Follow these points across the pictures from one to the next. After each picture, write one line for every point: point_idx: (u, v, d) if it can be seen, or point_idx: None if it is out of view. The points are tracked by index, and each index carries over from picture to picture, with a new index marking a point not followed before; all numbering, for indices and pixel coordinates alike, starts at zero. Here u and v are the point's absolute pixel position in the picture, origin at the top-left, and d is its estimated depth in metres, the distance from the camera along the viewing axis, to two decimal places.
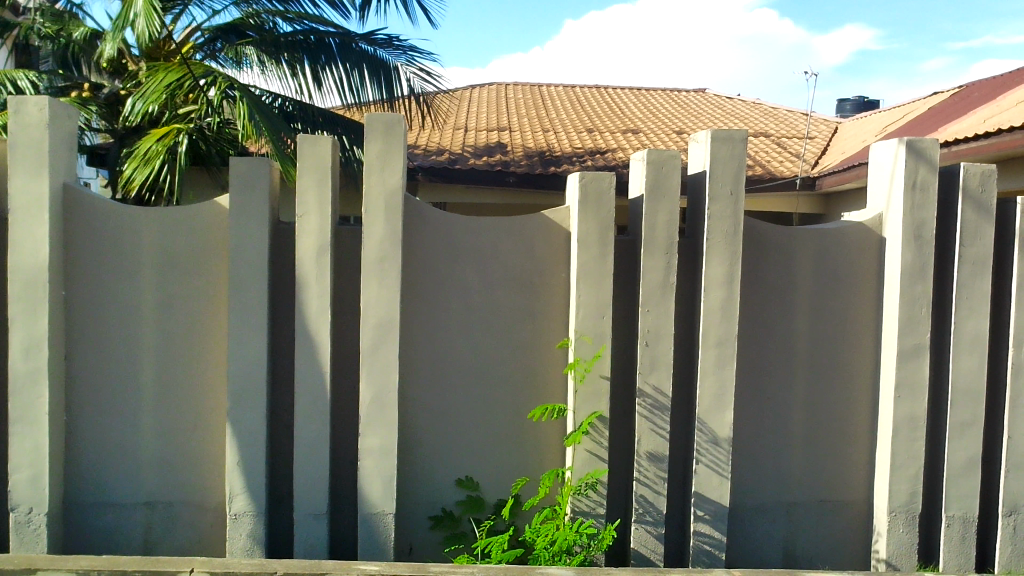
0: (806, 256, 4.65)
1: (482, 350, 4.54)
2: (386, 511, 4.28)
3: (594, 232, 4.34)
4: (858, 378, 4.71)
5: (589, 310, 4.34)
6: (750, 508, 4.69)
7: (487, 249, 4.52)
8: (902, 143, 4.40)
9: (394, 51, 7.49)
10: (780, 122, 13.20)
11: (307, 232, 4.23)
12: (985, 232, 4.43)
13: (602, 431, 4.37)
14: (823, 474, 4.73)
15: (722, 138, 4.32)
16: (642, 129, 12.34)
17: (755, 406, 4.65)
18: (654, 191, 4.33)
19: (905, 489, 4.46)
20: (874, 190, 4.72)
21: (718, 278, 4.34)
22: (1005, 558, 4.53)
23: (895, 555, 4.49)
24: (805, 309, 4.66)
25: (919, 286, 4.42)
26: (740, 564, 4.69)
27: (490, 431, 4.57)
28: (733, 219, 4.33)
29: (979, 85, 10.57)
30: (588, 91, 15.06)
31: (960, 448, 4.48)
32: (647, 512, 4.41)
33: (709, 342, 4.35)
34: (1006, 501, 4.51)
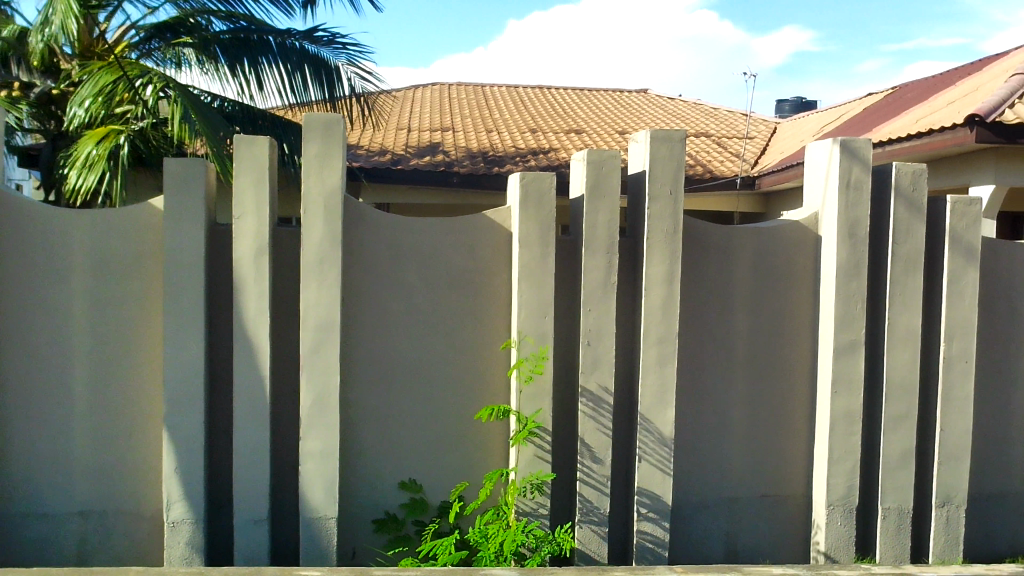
0: (744, 254, 4.70)
1: (425, 351, 4.52)
2: (328, 515, 4.23)
3: (535, 232, 4.35)
4: (795, 373, 4.79)
5: (531, 309, 4.34)
6: (692, 505, 4.73)
7: (428, 249, 4.50)
8: (836, 143, 4.47)
9: (334, 51, 7.46)
10: (720, 122, 13.39)
11: (244, 233, 4.16)
12: (917, 229, 4.53)
13: (541, 431, 4.37)
14: (762, 469, 4.80)
15: (661, 139, 4.36)
16: (585, 129, 12.41)
17: (696, 403, 4.70)
18: (594, 192, 4.35)
19: (842, 483, 4.54)
20: (810, 188, 4.79)
21: (658, 277, 4.37)
22: (938, 548, 4.64)
23: (833, 547, 4.57)
24: (744, 306, 4.72)
25: (854, 283, 4.50)
26: (682, 560, 4.73)
27: (433, 433, 4.55)
28: (672, 219, 4.37)
29: (913, 86, 10.83)
30: (531, 91, 15.10)
31: (894, 441, 4.57)
32: (591, 513, 4.42)
33: (650, 340, 4.38)
34: (939, 492, 4.62)
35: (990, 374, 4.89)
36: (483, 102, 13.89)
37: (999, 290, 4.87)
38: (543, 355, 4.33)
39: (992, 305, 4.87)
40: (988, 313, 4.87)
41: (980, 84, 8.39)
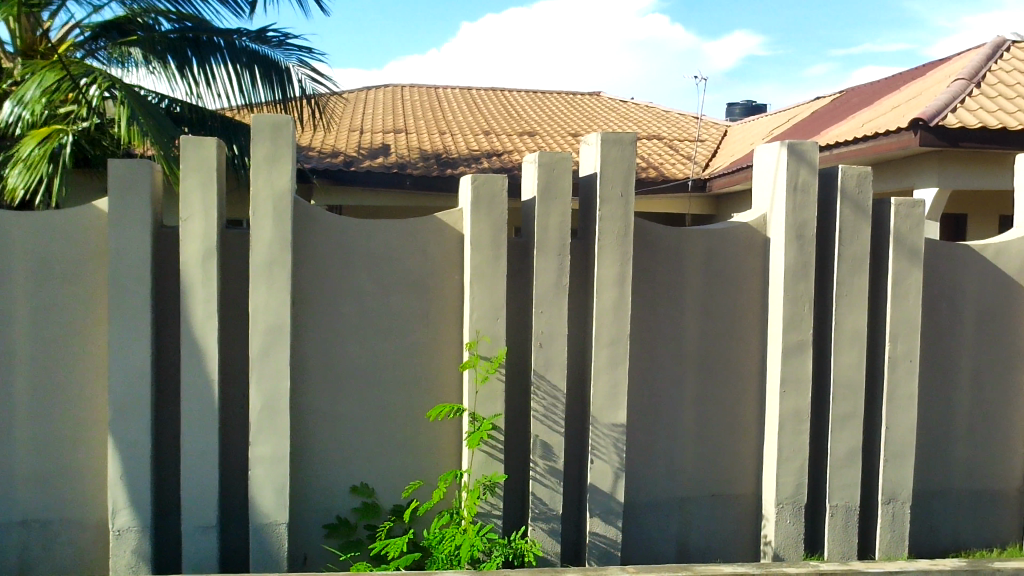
0: (695, 255, 4.74)
1: (377, 355, 4.49)
2: (279, 520, 4.18)
3: (487, 234, 4.34)
4: (745, 373, 4.84)
5: (483, 311, 4.33)
6: (644, 505, 4.76)
7: (379, 252, 4.47)
8: (784, 146, 4.54)
9: (285, 52, 7.39)
10: (671, 125, 13.51)
11: (191, 236, 4.10)
12: (862, 230, 4.61)
13: (495, 432, 4.36)
14: (713, 468, 4.84)
15: (612, 141, 4.38)
16: (538, 131, 12.44)
17: (647, 404, 4.73)
18: (546, 194, 4.36)
19: (791, 481, 4.60)
20: (758, 191, 4.85)
21: (610, 279, 4.39)
22: (884, 544, 4.71)
23: (783, 546, 4.62)
24: (694, 307, 4.76)
25: (802, 284, 4.57)
26: (634, 560, 4.75)
27: (386, 436, 4.52)
28: (623, 221, 4.39)
29: (859, 90, 11.03)
30: (484, 93, 15.09)
31: (841, 439, 4.64)
32: (544, 513, 4.42)
33: (602, 341, 4.39)
34: (885, 489, 4.70)
35: (933, 373, 4.99)
36: (436, 104, 13.85)
37: (942, 290, 4.98)
38: (499, 359, 4.29)
39: (936, 305, 4.97)
40: (931, 312, 4.97)
41: (923, 89, 8.58)
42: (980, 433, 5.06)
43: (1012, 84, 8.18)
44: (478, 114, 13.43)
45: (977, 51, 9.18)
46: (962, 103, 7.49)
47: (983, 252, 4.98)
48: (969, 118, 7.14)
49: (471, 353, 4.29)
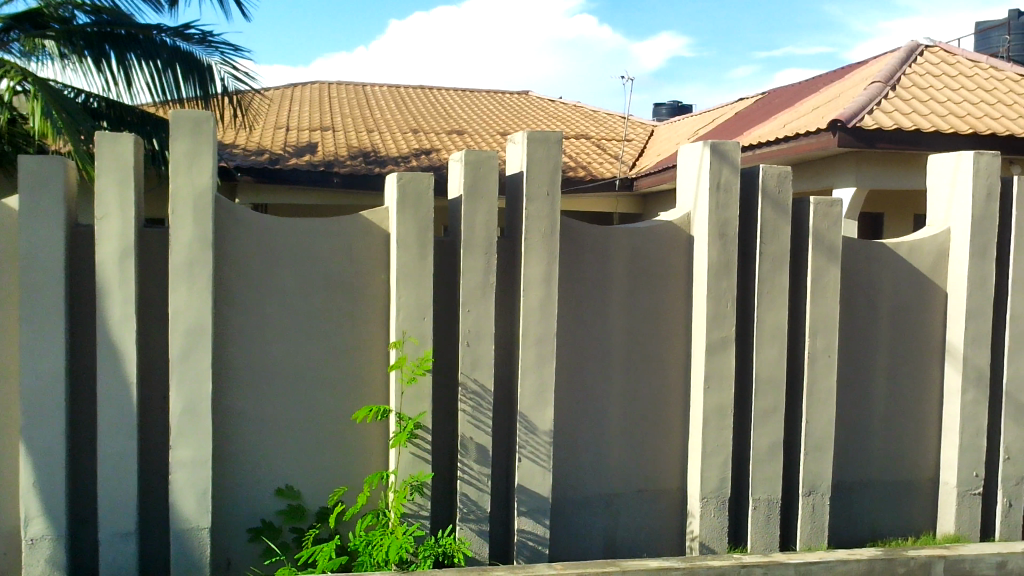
0: (620, 253, 4.78)
1: (302, 355, 4.43)
2: (201, 525, 4.09)
3: (413, 233, 4.32)
4: (670, 370, 4.90)
5: (410, 310, 4.31)
6: (571, 502, 4.79)
7: (303, 251, 4.41)
8: (706, 146, 4.61)
9: (207, 49, 7.19)
10: (599, 124, 13.63)
11: (107, 235, 3.99)
12: (782, 229, 4.71)
13: (420, 434, 4.34)
14: (639, 464, 4.89)
15: (538, 140, 4.39)
16: (467, 130, 12.44)
17: (574, 401, 4.75)
18: (472, 193, 4.35)
19: (715, 476, 4.67)
20: (682, 190, 4.92)
21: (536, 277, 4.41)
22: (805, 535, 4.82)
23: (707, 538, 4.69)
24: (620, 305, 4.80)
25: (724, 281, 4.65)
26: (562, 557, 4.78)
27: (312, 438, 4.46)
28: (550, 220, 4.41)
29: (781, 91, 11.28)
30: (413, 91, 15.02)
31: (763, 434, 4.73)
32: (472, 513, 4.41)
33: (529, 340, 4.41)
34: (805, 481, 4.81)
35: (850, 367, 5.12)
36: (364, 102, 13.72)
37: (858, 287, 5.11)
38: (427, 359, 4.28)
39: (853, 302, 5.10)
40: (849, 309, 5.10)
41: (841, 91, 8.81)
42: (895, 426, 5.21)
43: (925, 87, 8.44)
44: (407, 112, 13.34)
45: (892, 55, 9.45)
46: (879, 105, 7.71)
47: (898, 250, 5.13)
48: (885, 119, 7.35)
49: (398, 353, 4.25)
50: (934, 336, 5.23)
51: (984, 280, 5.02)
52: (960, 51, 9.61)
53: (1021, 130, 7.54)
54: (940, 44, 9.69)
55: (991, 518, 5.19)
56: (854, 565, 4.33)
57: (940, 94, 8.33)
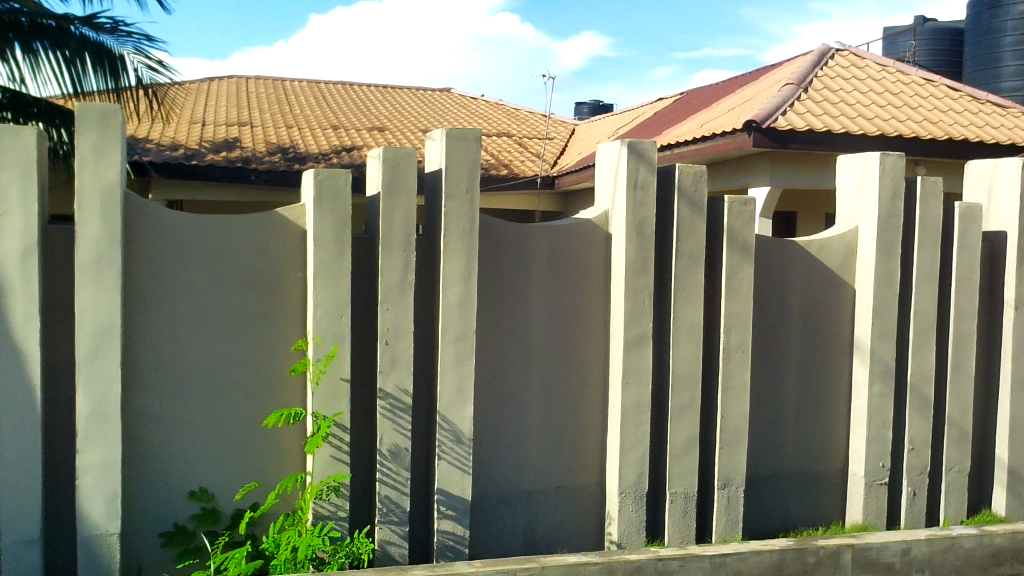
0: (539, 251, 4.80)
1: (216, 354, 4.34)
2: (110, 530, 3.98)
3: (330, 230, 4.26)
4: (589, 366, 4.94)
5: (327, 309, 4.25)
6: (491, 499, 4.79)
7: (217, 248, 4.32)
8: (624, 145, 4.66)
9: (119, 39, 6.99)
10: (520, 123, 13.68)
11: (9, 232, 3.84)
12: (698, 227, 4.79)
13: (333, 434, 4.28)
14: (558, 460, 4.92)
15: (457, 137, 4.38)
16: (388, 127, 12.35)
17: (494, 399, 4.75)
18: (390, 190, 4.31)
19: (633, 470, 4.73)
20: (600, 188, 4.97)
21: (455, 275, 4.40)
22: (720, 527, 4.92)
23: (625, 532, 4.75)
24: (538, 303, 4.82)
25: (641, 279, 4.71)
26: (482, 554, 4.78)
27: (226, 439, 4.37)
28: (468, 218, 4.40)
29: (698, 92, 11.49)
30: (334, 87, 14.86)
31: (679, 428, 4.81)
32: (391, 513, 4.38)
33: (449, 337, 4.39)
34: (721, 475, 4.90)
35: (763, 363, 5.24)
36: (283, 97, 13.51)
37: (771, 284, 5.23)
38: (331, 355, 4.21)
39: (765, 298, 5.22)
40: (762, 305, 5.22)
41: (757, 92, 9.01)
42: (806, 419, 5.35)
43: (835, 90, 8.70)
44: (327, 108, 13.19)
45: (804, 58, 9.71)
46: (792, 107, 7.90)
47: (808, 248, 5.26)
48: (797, 120, 7.55)
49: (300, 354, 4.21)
50: (843, 332, 5.38)
51: (890, 277, 5.19)
52: (869, 55, 9.92)
53: (926, 131, 7.83)
54: (850, 47, 9.99)
55: (896, 506, 5.37)
56: (766, 556, 4.44)
57: (849, 96, 8.58)
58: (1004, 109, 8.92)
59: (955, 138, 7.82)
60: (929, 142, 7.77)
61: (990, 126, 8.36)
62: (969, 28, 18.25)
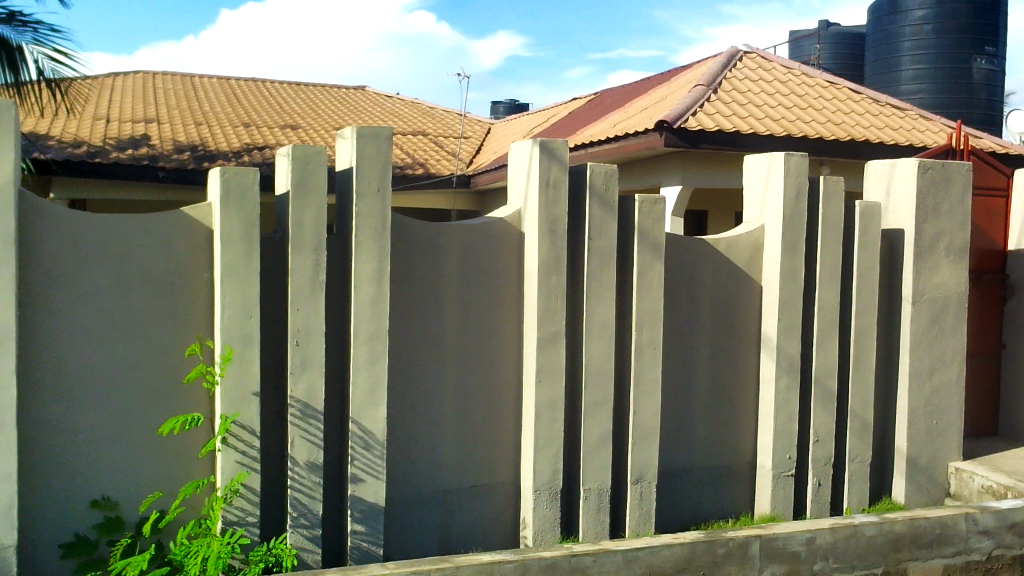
0: (452, 250, 4.79)
1: (119, 358, 4.21)
2: (6, 543, 3.82)
3: (237, 230, 4.18)
4: (503, 365, 4.95)
5: (235, 310, 4.17)
6: (406, 501, 4.76)
7: (120, 248, 4.19)
8: (536, 144, 4.68)
9: (18, 29, 6.69)
10: (435, 121, 13.63)
11: None
12: (609, 225, 4.84)
13: (235, 435, 4.19)
14: (473, 458, 4.92)
15: (368, 135, 4.34)
16: (301, 125, 12.16)
17: (408, 399, 4.72)
18: (300, 188, 4.24)
19: (547, 468, 4.76)
20: (513, 187, 4.98)
21: (367, 274, 4.35)
22: (633, 522, 4.99)
23: (540, 530, 4.78)
24: (452, 302, 4.81)
25: (554, 277, 4.74)
26: (396, 555, 4.76)
27: (131, 445, 4.25)
28: (380, 217, 4.37)
29: (612, 92, 11.62)
30: (244, 83, 14.55)
31: (593, 425, 4.85)
32: (303, 518, 4.31)
33: (361, 338, 4.35)
34: (633, 470, 4.97)
35: (674, 359, 5.33)
36: (191, 93, 13.17)
37: (681, 281, 5.32)
38: (227, 358, 4.10)
39: (676, 295, 5.31)
40: (673, 303, 5.31)
41: (668, 93, 9.17)
42: (716, 413, 5.46)
43: (743, 91, 8.90)
44: (237, 105, 12.93)
45: (713, 60, 9.91)
46: (702, 107, 8.06)
47: (717, 246, 5.37)
48: (707, 120, 7.71)
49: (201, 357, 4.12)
50: (751, 328, 5.51)
51: (795, 273, 5.33)
52: (776, 58, 10.18)
53: (830, 133, 8.07)
54: (757, 50, 10.23)
55: (802, 497, 5.53)
56: (677, 549, 4.51)
57: (757, 98, 8.79)
58: (903, 112, 9.26)
59: (857, 139, 8.09)
60: (832, 143, 8.01)
61: (889, 128, 8.67)
62: (870, 34, 18.89)
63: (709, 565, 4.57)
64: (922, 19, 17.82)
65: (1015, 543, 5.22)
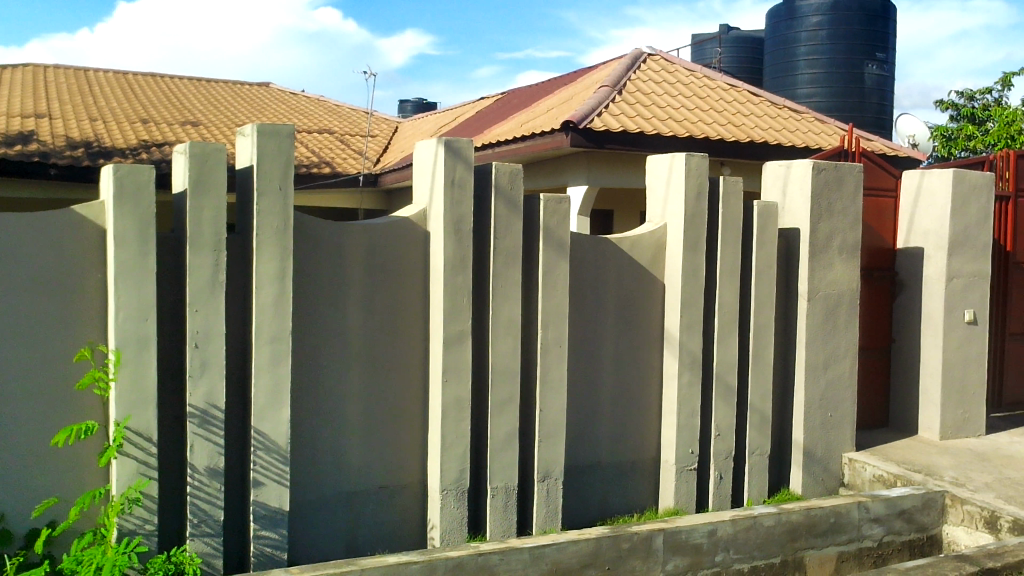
0: (356, 250, 4.73)
1: (6, 363, 4.03)
2: None
3: (133, 229, 4.05)
4: (409, 365, 4.93)
5: (130, 313, 4.04)
6: (311, 505, 4.69)
7: (6, 249, 4.01)
8: (441, 143, 4.66)
9: None
10: (342, 119, 13.47)
11: None
12: (514, 224, 4.86)
13: (130, 441, 4.05)
14: (380, 460, 4.88)
15: (268, 133, 4.25)
16: (202, 121, 11.87)
17: (312, 400, 4.65)
18: (198, 187, 4.13)
19: (454, 467, 4.76)
20: (418, 186, 4.95)
21: (269, 274, 4.27)
22: (539, 519, 5.02)
23: (447, 530, 4.78)
24: (357, 303, 4.76)
25: (460, 276, 4.73)
26: (301, 560, 4.68)
27: (20, 454, 4.08)
28: (282, 216, 4.29)
29: (519, 92, 11.68)
30: (142, 78, 14.12)
31: (500, 423, 4.86)
32: (205, 525, 4.21)
33: (263, 339, 4.26)
34: (540, 468, 5.00)
35: (579, 357, 5.39)
36: (85, 88, 12.72)
37: (586, 280, 5.38)
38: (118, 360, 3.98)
39: (580, 294, 5.37)
40: (578, 301, 5.36)
41: (574, 93, 9.26)
42: (621, 409, 5.53)
43: (647, 93, 9.04)
44: (134, 100, 12.55)
45: (618, 62, 10.05)
46: (607, 108, 8.17)
47: (621, 245, 5.45)
48: (612, 121, 7.80)
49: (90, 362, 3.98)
50: (654, 325, 5.61)
51: (696, 272, 5.44)
52: (678, 60, 10.38)
53: (730, 134, 8.27)
54: (661, 52, 10.42)
55: (704, 490, 5.65)
56: (583, 544, 4.56)
57: (660, 99, 8.95)
58: (800, 115, 9.56)
59: (756, 141, 8.31)
60: (732, 145, 8.21)
61: (786, 130, 8.94)
62: (768, 38, 19.44)
63: (614, 560, 4.63)
64: (817, 24, 18.40)
65: (905, 529, 5.44)
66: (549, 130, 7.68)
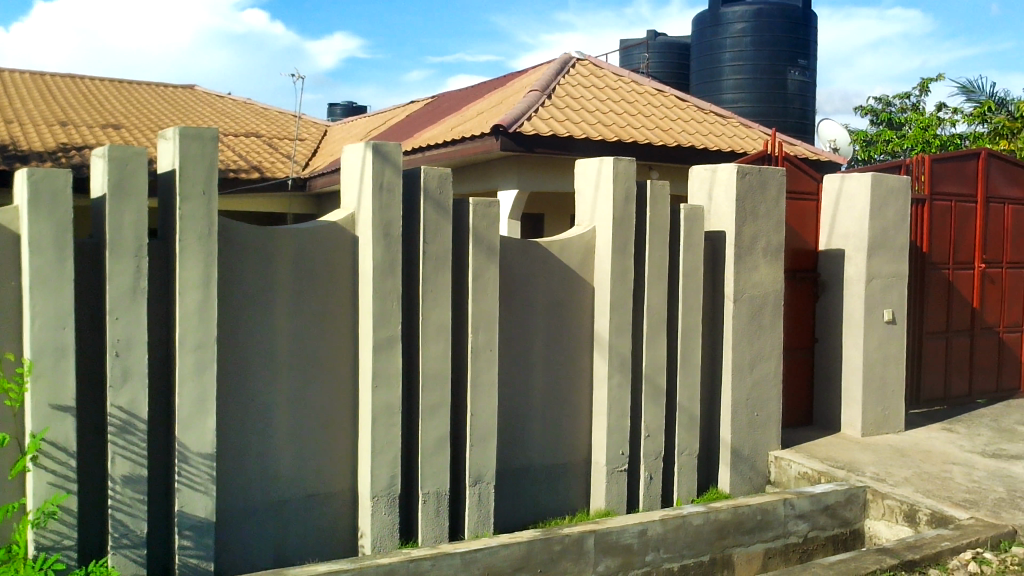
0: (283, 255, 4.66)
1: None
2: None
3: (49, 235, 3.93)
4: (339, 371, 4.88)
5: (47, 321, 3.91)
6: (238, 515, 4.61)
7: None
8: (368, 147, 4.62)
9: None
10: (270, 123, 13.29)
11: None
12: (443, 228, 4.84)
13: (45, 453, 3.92)
14: (308, 468, 4.82)
15: (191, 136, 4.17)
16: (124, 124, 11.59)
17: (238, 408, 4.57)
18: (118, 191, 4.03)
19: (385, 474, 4.72)
20: (346, 190, 4.90)
21: (192, 280, 4.18)
22: (471, 523, 5.02)
23: (378, 537, 4.74)
24: (284, 308, 4.69)
25: (389, 280, 4.70)
26: (228, 572, 4.59)
27: None
28: (205, 221, 4.21)
29: (450, 96, 11.66)
30: (61, 79, 13.74)
31: (431, 428, 4.84)
32: (127, 538, 4.10)
33: (187, 346, 4.17)
34: (471, 472, 4.99)
35: (510, 360, 5.40)
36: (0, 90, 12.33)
37: (516, 284, 5.39)
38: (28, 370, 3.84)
39: (511, 298, 5.38)
40: (508, 305, 5.37)
41: (504, 97, 9.28)
42: (552, 412, 5.56)
43: (576, 97, 9.10)
44: (53, 102, 12.20)
45: (547, 66, 10.10)
46: (537, 112, 8.21)
47: (551, 248, 5.47)
48: (542, 125, 7.83)
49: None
50: (584, 328, 5.65)
51: (624, 275, 5.50)
52: (607, 65, 10.47)
53: (658, 139, 8.38)
54: (589, 57, 10.50)
55: (634, 491, 5.70)
56: (514, 548, 4.57)
57: (589, 104, 9.02)
58: (725, 119, 9.72)
59: (683, 145, 8.43)
60: (660, 149, 8.32)
61: (712, 134, 9.08)
62: (695, 45, 19.76)
63: (546, 562, 4.64)
64: (742, 31, 18.75)
65: (829, 524, 5.57)
66: (478, 134, 7.69)
